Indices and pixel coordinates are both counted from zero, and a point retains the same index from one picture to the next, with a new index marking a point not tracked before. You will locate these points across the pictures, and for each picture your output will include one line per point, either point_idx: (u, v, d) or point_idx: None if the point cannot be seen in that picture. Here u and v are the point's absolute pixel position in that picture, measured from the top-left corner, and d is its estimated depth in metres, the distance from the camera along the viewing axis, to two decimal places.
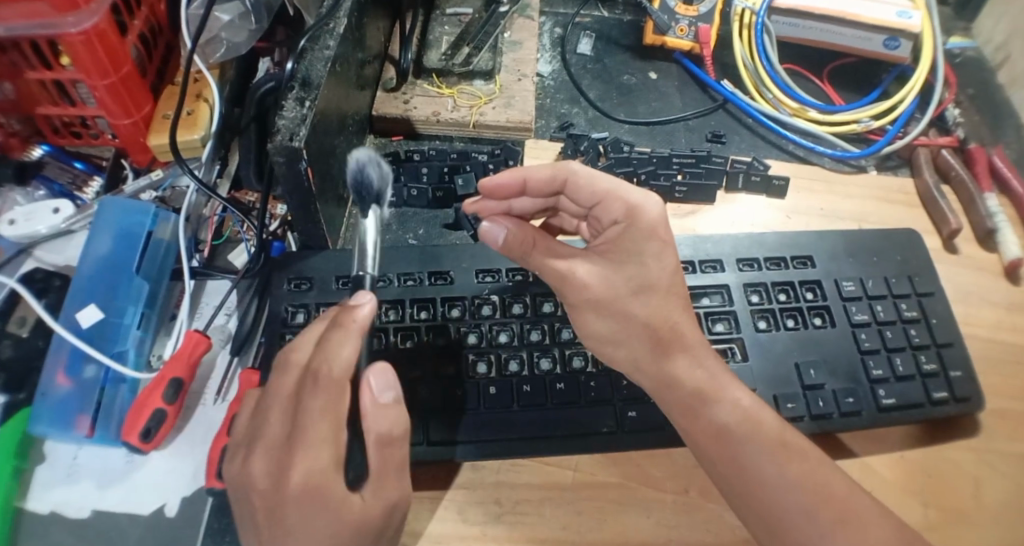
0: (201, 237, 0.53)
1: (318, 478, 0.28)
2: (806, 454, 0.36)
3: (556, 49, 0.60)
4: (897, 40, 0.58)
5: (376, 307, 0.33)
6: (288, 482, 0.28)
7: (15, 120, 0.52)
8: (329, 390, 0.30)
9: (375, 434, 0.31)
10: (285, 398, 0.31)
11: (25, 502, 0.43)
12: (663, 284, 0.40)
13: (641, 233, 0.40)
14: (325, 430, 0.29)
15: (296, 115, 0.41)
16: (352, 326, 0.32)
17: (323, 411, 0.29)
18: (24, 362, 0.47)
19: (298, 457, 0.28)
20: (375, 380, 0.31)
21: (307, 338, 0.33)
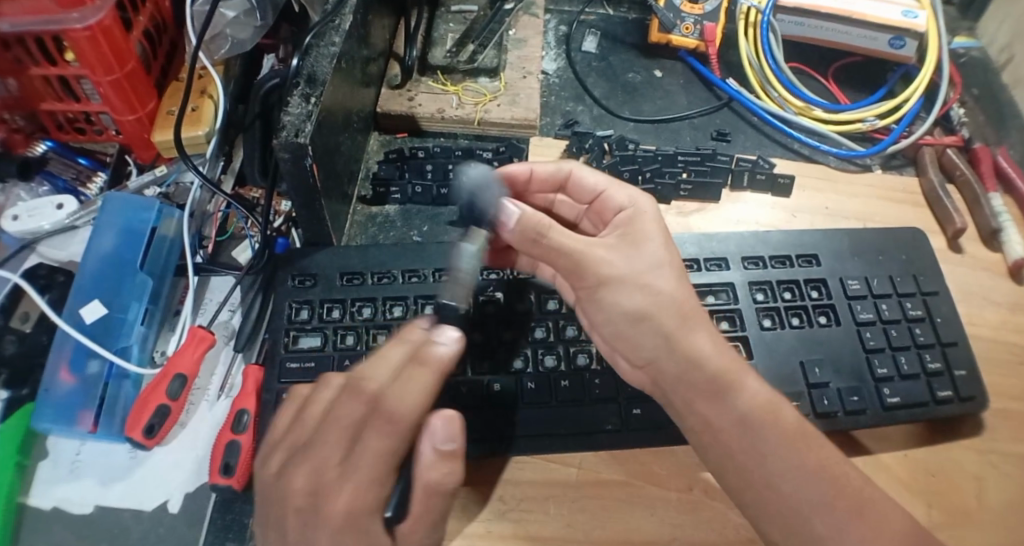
0: (205, 233, 0.53)
1: (360, 512, 0.28)
2: (816, 445, 0.36)
3: (561, 47, 0.60)
4: (902, 40, 0.58)
5: (460, 351, 0.32)
6: (331, 508, 0.27)
7: (19, 116, 0.53)
8: (392, 434, 0.28)
9: (426, 485, 0.29)
10: (346, 427, 0.29)
11: (29, 497, 0.43)
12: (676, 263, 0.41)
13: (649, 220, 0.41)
14: (380, 472, 0.28)
15: (302, 112, 0.41)
16: (432, 368, 0.31)
17: (380, 451, 0.28)
18: (27, 357, 0.47)
19: (347, 489, 0.28)
20: (440, 429, 0.29)
21: (383, 369, 0.31)
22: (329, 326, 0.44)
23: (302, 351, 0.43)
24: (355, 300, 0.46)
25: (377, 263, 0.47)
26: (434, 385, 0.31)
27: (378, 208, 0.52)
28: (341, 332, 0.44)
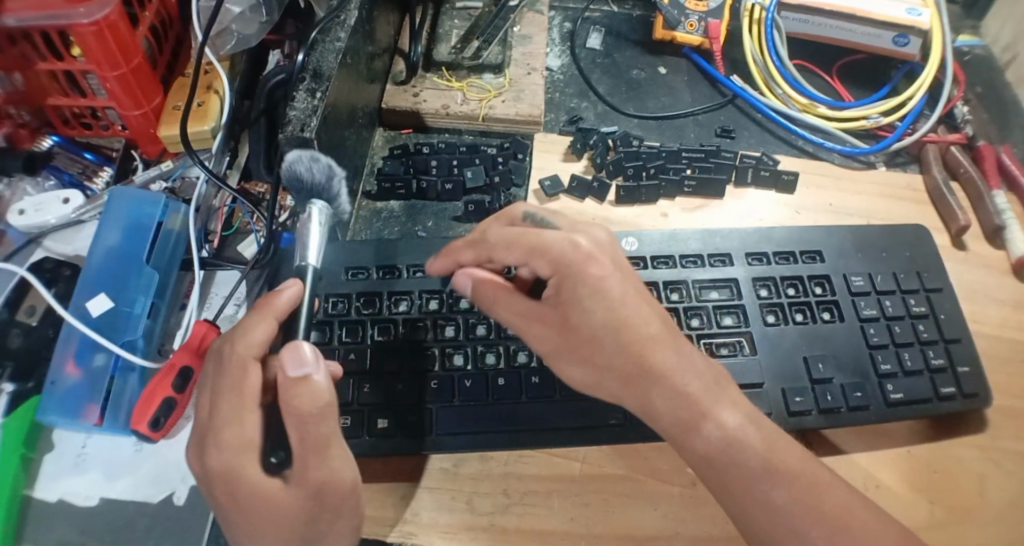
0: (211, 228, 0.53)
1: (245, 448, 0.34)
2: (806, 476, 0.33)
3: (566, 43, 0.60)
4: (907, 37, 0.58)
5: (300, 293, 0.39)
6: (217, 454, 0.34)
7: (25, 111, 0.53)
8: (245, 374, 0.35)
9: (295, 411, 0.33)
10: (220, 378, 0.36)
11: (34, 490, 0.44)
12: (621, 317, 0.36)
13: (596, 255, 0.37)
14: (242, 407, 0.35)
15: (308, 106, 0.42)
16: (274, 314, 0.38)
17: (235, 400, 0.34)
18: (34, 351, 0.48)
19: (227, 430, 0.34)
20: (290, 358, 0.34)
21: (255, 330, 0.37)
22: (335, 320, 0.45)
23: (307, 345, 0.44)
24: (360, 294, 0.46)
25: (382, 257, 0.48)
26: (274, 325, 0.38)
27: (383, 203, 0.52)
28: (346, 325, 0.45)
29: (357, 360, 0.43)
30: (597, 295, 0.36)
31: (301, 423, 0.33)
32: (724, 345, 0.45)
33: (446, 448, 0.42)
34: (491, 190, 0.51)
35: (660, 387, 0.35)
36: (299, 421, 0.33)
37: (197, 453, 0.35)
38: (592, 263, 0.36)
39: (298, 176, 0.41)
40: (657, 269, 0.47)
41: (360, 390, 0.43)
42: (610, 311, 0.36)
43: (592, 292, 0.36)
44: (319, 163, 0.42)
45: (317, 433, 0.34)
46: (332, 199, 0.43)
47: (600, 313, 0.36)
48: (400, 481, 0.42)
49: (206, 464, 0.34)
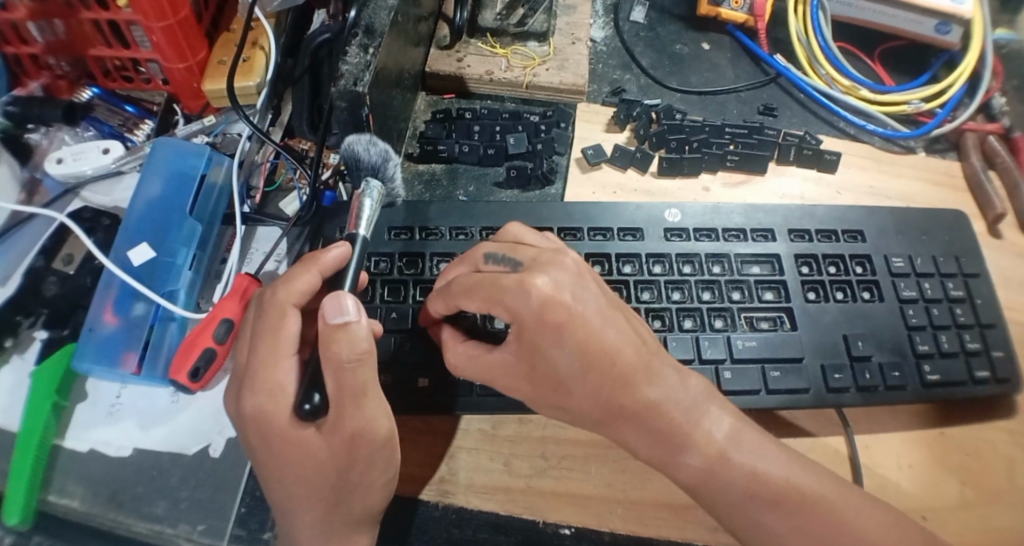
0: (253, 183, 0.53)
1: (265, 411, 0.34)
2: None
3: (609, 15, 0.60)
4: (948, 25, 0.57)
5: (347, 252, 0.39)
6: (245, 405, 0.35)
7: (65, 62, 0.53)
8: (277, 328, 0.36)
9: (335, 360, 0.33)
10: (257, 330, 0.36)
11: (63, 440, 0.44)
12: (595, 364, 0.34)
13: (533, 323, 0.33)
14: (274, 356, 0.35)
15: (360, 61, 0.41)
16: (317, 266, 0.37)
17: (264, 359, 0.35)
18: (70, 298, 0.48)
19: (253, 389, 0.35)
20: (329, 307, 0.34)
21: (297, 284, 0.37)
22: (377, 278, 0.45)
23: None
24: (402, 255, 0.46)
25: (424, 217, 0.47)
26: (318, 279, 0.37)
27: (425, 166, 0.51)
28: (388, 285, 0.45)
29: (399, 320, 0.43)
30: (557, 347, 0.33)
31: (338, 370, 0.33)
32: (765, 319, 0.45)
33: (482, 410, 0.42)
34: (534, 157, 0.51)
35: (629, 436, 0.36)
36: (335, 367, 0.33)
37: (235, 394, 0.36)
38: (557, 312, 0.33)
39: (356, 156, 0.42)
40: (699, 241, 0.47)
41: (405, 348, 0.43)
42: (564, 374, 0.34)
43: (553, 343, 0.33)
44: (376, 147, 0.43)
45: (353, 381, 0.33)
46: (385, 180, 0.44)
47: (551, 388, 0.35)
48: (438, 439, 0.43)
49: (241, 407, 0.35)
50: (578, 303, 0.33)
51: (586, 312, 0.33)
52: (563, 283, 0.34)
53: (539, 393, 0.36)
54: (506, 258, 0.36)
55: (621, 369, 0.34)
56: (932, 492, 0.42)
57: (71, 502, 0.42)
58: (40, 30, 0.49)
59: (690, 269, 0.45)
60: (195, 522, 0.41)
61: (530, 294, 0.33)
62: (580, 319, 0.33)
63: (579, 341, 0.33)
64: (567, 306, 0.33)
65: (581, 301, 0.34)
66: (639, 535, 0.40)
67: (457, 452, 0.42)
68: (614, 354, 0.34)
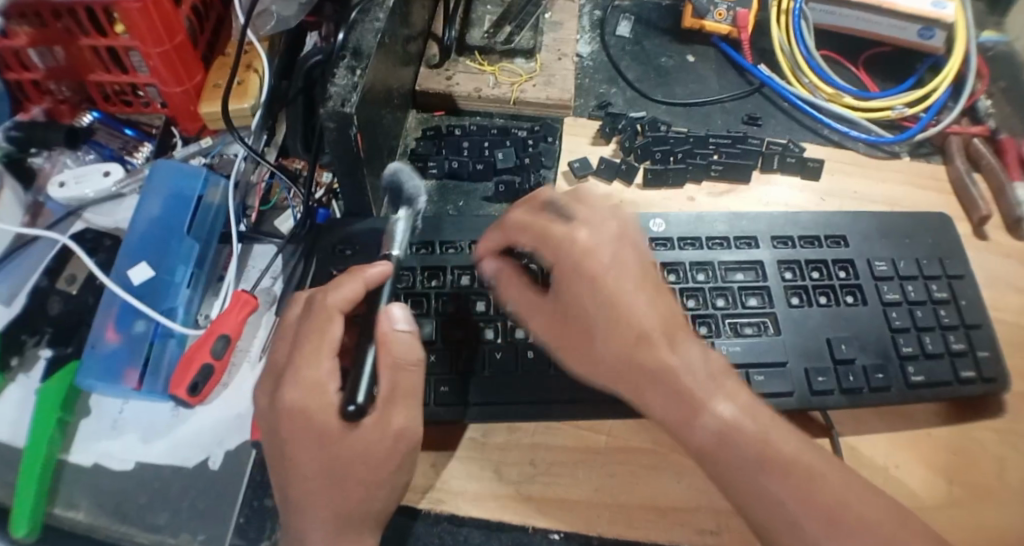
0: (249, 203, 0.54)
1: (303, 408, 0.34)
2: (802, 468, 0.32)
3: (596, 31, 0.61)
4: (931, 30, 0.58)
5: (388, 273, 0.39)
6: (285, 401, 0.34)
7: (65, 87, 0.55)
8: (321, 330, 0.36)
9: (393, 359, 0.35)
10: (298, 333, 0.37)
11: (70, 454, 0.45)
12: (621, 329, 0.35)
13: (571, 270, 0.36)
14: (317, 357, 0.35)
15: (348, 83, 0.42)
16: (360, 279, 0.38)
17: (311, 356, 0.35)
18: (74, 316, 0.49)
19: (294, 385, 0.35)
20: (394, 313, 0.36)
21: (341, 291, 0.37)
22: None
23: None
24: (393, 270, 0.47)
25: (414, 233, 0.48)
26: (362, 291, 0.37)
27: None
28: None
29: None
30: (593, 289, 0.35)
31: (396, 369, 0.35)
32: (749, 325, 0.45)
33: (472, 419, 0.43)
34: (521, 171, 0.52)
35: (650, 398, 0.34)
36: (394, 366, 0.35)
37: (274, 389, 0.36)
38: (591, 264, 0.36)
39: (399, 182, 0.45)
40: (684, 250, 0.47)
41: None
42: (594, 317, 0.35)
43: (590, 286, 0.36)
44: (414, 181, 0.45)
45: (407, 383, 0.35)
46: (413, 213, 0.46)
47: (580, 326, 0.36)
48: (429, 448, 0.43)
49: (278, 400, 0.35)
50: (614, 262, 0.36)
51: (621, 271, 0.36)
52: (614, 236, 0.37)
53: (567, 333, 0.37)
54: (563, 210, 0.39)
55: (645, 330, 0.35)
56: (920, 491, 0.42)
57: (76, 514, 0.43)
58: (41, 56, 0.51)
59: (674, 277, 0.46)
60: (195, 531, 0.42)
61: (574, 243, 0.36)
62: (611, 276, 0.36)
63: (610, 294, 0.35)
64: (600, 262, 0.36)
65: (618, 260, 0.36)
66: (626, 538, 0.40)
67: (450, 460, 0.43)
68: (636, 319, 0.35)
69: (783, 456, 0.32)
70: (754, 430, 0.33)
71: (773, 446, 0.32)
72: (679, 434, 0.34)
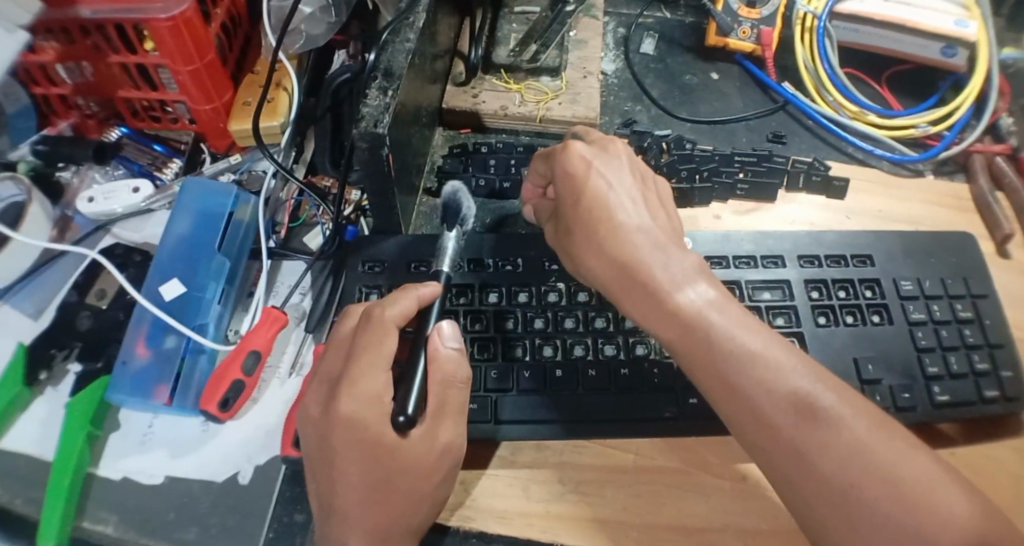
0: (278, 219, 0.54)
1: (357, 421, 0.34)
2: (867, 454, 0.29)
3: (620, 48, 0.61)
4: (954, 48, 0.58)
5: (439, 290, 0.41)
6: (338, 411, 0.34)
7: (92, 102, 0.56)
8: (379, 339, 0.36)
9: (443, 376, 0.37)
10: (349, 345, 0.37)
11: (98, 468, 0.45)
12: (596, 229, 0.38)
13: (563, 176, 0.40)
14: (373, 371, 0.35)
15: (380, 103, 0.43)
16: (414, 296, 0.39)
17: (371, 370, 0.35)
18: (103, 331, 0.50)
19: (348, 397, 0.35)
20: (446, 331, 0.38)
21: (398, 307, 0.38)
22: None
23: None
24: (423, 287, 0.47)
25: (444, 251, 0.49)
26: (416, 308, 0.39)
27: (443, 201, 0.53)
28: None
29: None
30: (576, 190, 0.39)
31: (446, 386, 0.37)
32: None
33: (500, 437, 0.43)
34: None
35: (646, 314, 0.35)
36: (445, 383, 0.37)
37: (328, 399, 0.36)
38: (580, 163, 0.40)
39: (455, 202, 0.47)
40: (711, 269, 0.48)
41: None
42: (578, 215, 0.39)
43: (574, 189, 0.39)
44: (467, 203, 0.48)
45: (454, 399, 0.37)
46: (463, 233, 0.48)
47: (572, 231, 0.39)
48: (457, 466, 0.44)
49: (333, 412, 0.35)
50: (601, 171, 0.40)
51: (607, 179, 0.39)
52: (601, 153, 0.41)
53: (566, 240, 0.41)
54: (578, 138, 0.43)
55: (620, 228, 0.37)
56: None
57: (104, 528, 0.43)
58: (69, 72, 0.52)
59: None
60: None
61: (567, 149, 0.40)
62: (596, 179, 0.39)
63: (588, 194, 0.39)
64: (585, 165, 0.40)
65: (605, 167, 0.40)
66: None
67: (478, 478, 0.43)
68: (613, 219, 0.37)
69: (850, 439, 0.29)
70: (822, 409, 0.30)
71: (839, 427, 0.29)
72: (735, 425, 0.32)
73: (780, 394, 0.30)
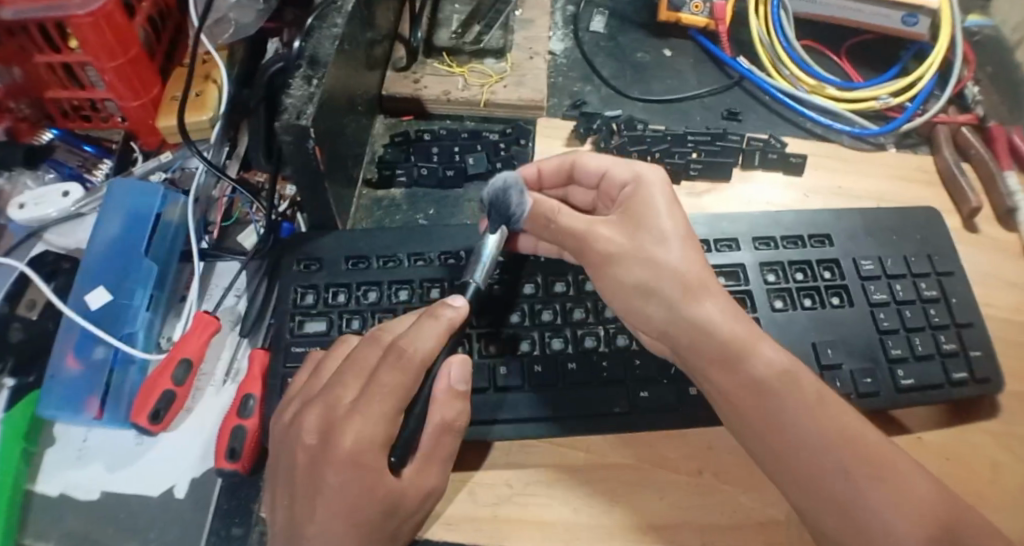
0: (211, 218, 0.52)
1: (363, 449, 0.30)
2: (885, 470, 0.32)
3: (569, 27, 0.59)
4: (916, 16, 0.56)
5: (467, 311, 0.36)
6: (339, 444, 0.30)
7: (24, 104, 0.52)
8: (403, 369, 0.32)
9: (442, 421, 0.34)
10: (362, 365, 0.33)
11: (35, 484, 0.43)
12: (669, 272, 0.38)
13: (636, 205, 0.40)
14: (385, 408, 0.31)
15: (304, 94, 0.40)
16: (444, 321, 0.34)
17: (391, 388, 0.31)
18: (31, 343, 0.47)
19: (353, 426, 0.30)
20: (457, 370, 0.34)
21: (426, 335, 0.33)
22: (334, 310, 0.44)
23: (307, 336, 0.43)
24: (360, 284, 0.45)
25: (383, 246, 0.46)
26: (444, 336, 0.34)
27: (384, 192, 0.51)
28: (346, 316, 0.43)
29: None
30: (645, 225, 0.39)
31: (447, 429, 0.34)
32: None
33: None
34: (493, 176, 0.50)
35: (694, 352, 0.37)
36: (445, 425, 0.34)
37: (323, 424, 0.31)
38: (661, 196, 0.40)
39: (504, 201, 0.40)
40: None
41: None
42: (661, 251, 0.38)
43: (643, 224, 0.39)
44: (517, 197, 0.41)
45: (447, 446, 0.34)
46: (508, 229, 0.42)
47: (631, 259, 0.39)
48: None
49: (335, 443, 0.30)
50: (661, 205, 0.40)
51: (662, 216, 0.40)
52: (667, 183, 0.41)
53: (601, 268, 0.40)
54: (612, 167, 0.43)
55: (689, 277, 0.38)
56: None
57: None
58: None
59: None
60: None
61: (648, 180, 0.40)
62: (656, 215, 0.40)
63: (651, 236, 0.39)
64: (647, 202, 0.40)
65: (656, 203, 0.40)
66: None
67: None
68: (675, 266, 0.38)
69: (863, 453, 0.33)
70: (840, 436, 0.34)
71: (856, 450, 0.33)
72: (778, 468, 0.34)
73: (815, 426, 0.34)
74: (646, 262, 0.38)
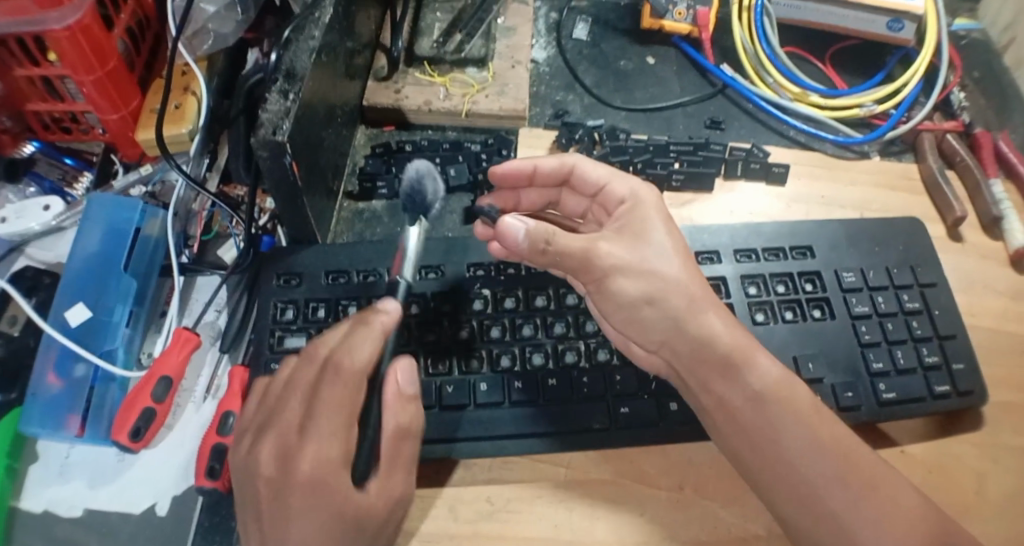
0: (190, 232, 0.52)
1: (321, 470, 0.29)
2: (875, 483, 0.33)
3: (552, 35, 0.59)
4: (901, 22, 0.55)
5: (400, 313, 0.35)
6: (296, 470, 0.29)
7: (5, 118, 0.51)
8: (343, 383, 0.31)
9: (395, 428, 0.33)
10: (302, 386, 0.32)
11: (19, 501, 0.43)
12: (671, 284, 0.38)
13: (634, 221, 0.41)
14: (336, 423, 0.30)
15: (280, 108, 0.39)
16: (377, 327, 0.34)
17: (338, 406, 0.31)
18: (14, 360, 0.47)
19: (308, 450, 0.30)
20: (401, 374, 0.34)
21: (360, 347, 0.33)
22: (314, 325, 0.43)
23: (288, 352, 0.42)
24: (340, 299, 0.44)
25: (362, 260, 0.46)
26: (379, 341, 0.33)
27: (365, 204, 0.51)
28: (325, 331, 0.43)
29: None
30: (643, 240, 0.40)
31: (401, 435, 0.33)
32: None
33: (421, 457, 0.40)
34: (474, 189, 0.50)
35: (691, 365, 0.37)
36: (399, 432, 0.33)
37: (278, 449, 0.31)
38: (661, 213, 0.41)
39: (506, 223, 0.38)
40: None
41: None
42: (660, 262, 0.39)
43: (641, 238, 0.40)
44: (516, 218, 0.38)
45: (406, 450, 0.33)
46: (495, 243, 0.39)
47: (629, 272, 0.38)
48: None
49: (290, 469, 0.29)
50: (659, 221, 0.41)
51: (659, 230, 0.40)
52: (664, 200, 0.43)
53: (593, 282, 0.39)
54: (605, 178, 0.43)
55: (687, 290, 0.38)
56: None
57: None
58: None
59: None
60: None
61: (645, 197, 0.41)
62: (654, 229, 0.40)
63: (648, 248, 0.39)
64: (645, 216, 0.41)
65: (652, 218, 0.41)
66: None
67: None
68: (669, 278, 0.39)
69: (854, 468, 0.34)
70: (829, 446, 0.35)
71: (848, 462, 0.34)
72: (766, 478, 0.35)
73: (807, 437, 0.34)
74: (648, 275, 0.38)
